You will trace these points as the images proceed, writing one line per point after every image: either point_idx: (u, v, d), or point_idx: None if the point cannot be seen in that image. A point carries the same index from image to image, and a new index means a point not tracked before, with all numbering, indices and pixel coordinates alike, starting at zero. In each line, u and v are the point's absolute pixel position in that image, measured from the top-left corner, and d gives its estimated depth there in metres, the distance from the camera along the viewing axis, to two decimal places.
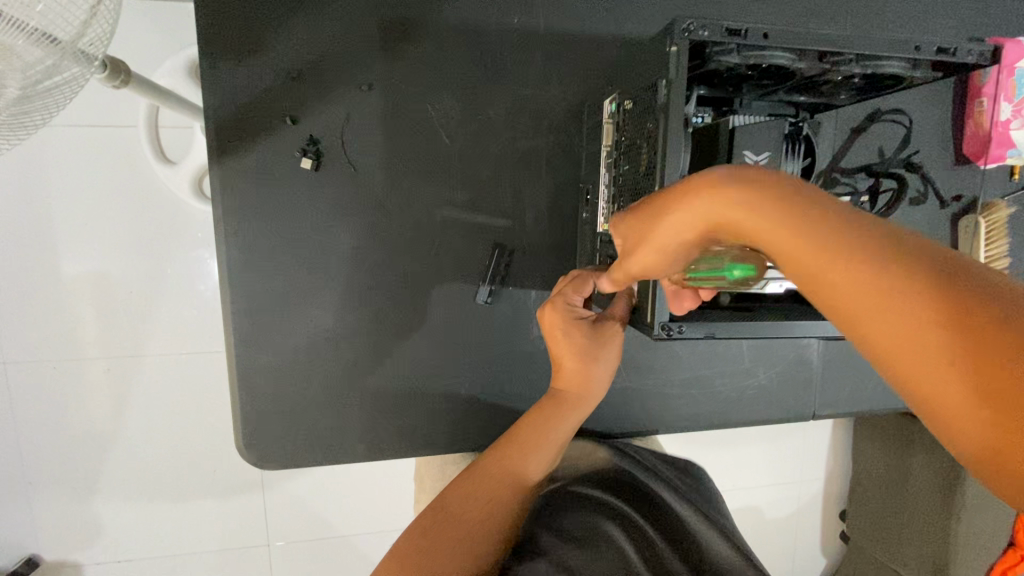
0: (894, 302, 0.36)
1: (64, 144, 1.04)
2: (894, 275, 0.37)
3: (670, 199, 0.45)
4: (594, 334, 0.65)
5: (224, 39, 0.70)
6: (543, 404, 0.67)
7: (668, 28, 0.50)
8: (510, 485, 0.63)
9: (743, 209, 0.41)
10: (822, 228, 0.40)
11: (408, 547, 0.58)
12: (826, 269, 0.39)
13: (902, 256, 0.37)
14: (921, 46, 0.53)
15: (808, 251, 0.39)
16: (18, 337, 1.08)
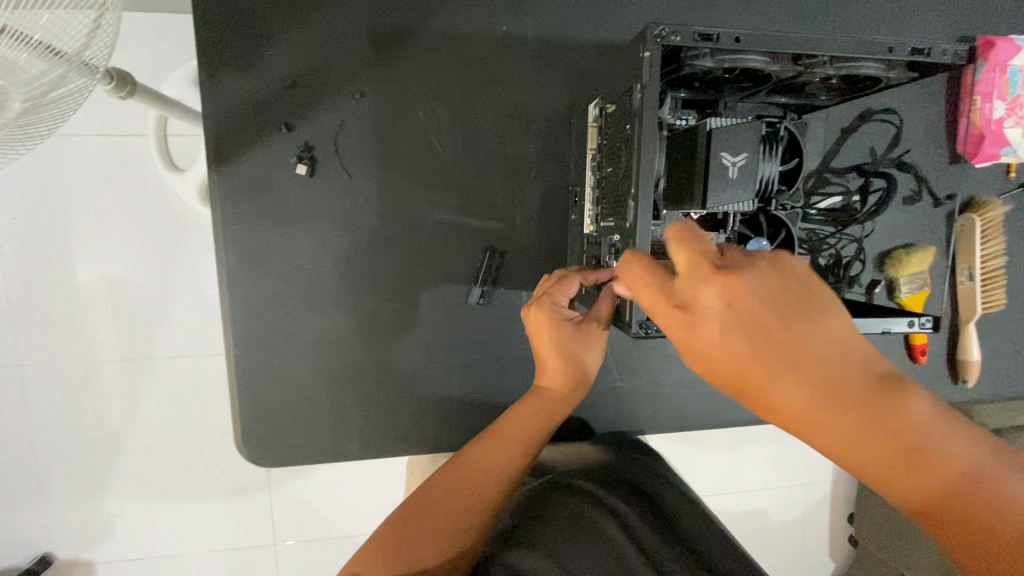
0: (890, 455, 0.41)
1: (76, 154, 1.08)
2: (891, 428, 0.41)
3: (717, 322, 0.43)
4: (579, 335, 0.67)
5: (222, 51, 0.72)
6: (528, 398, 0.71)
7: (641, 34, 0.51)
8: (494, 476, 0.65)
9: (785, 383, 0.42)
10: (836, 378, 0.42)
11: (389, 531, 0.61)
12: (836, 426, 0.42)
13: (897, 407, 0.41)
14: (894, 47, 0.55)
15: (825, 409, 0.42)
16: (32, 340, 1.12)
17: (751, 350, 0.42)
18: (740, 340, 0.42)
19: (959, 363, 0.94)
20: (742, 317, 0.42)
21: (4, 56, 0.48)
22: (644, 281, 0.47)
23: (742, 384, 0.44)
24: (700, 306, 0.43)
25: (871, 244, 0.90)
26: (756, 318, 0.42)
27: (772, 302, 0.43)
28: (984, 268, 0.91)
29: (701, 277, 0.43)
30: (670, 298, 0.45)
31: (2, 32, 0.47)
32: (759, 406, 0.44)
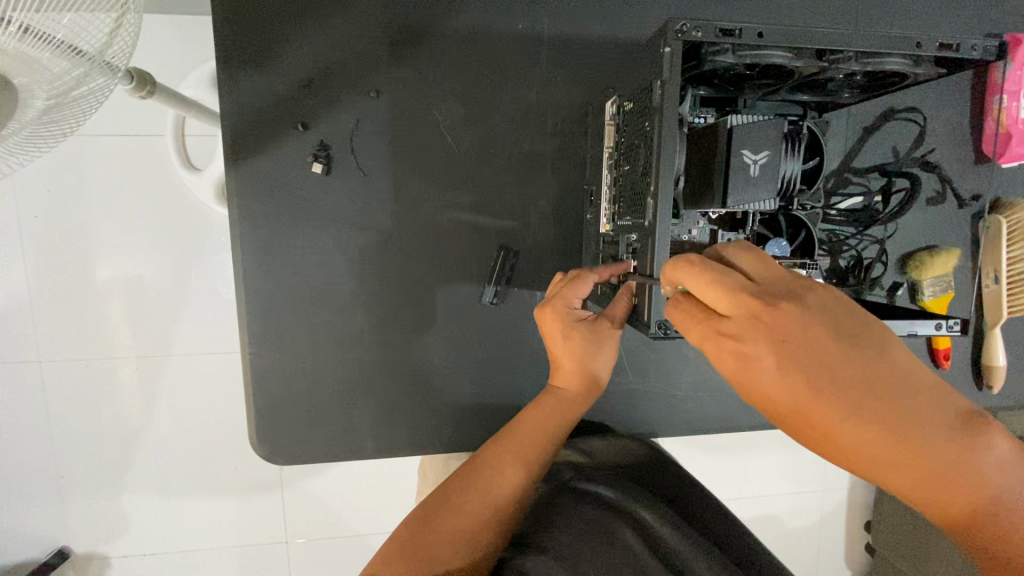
0: (958, 492, 0.42)
1: (97, 153, 1.10)
2: (960, 461, 0.42)
3: (770, 358, 0.45)
4: (593, 335, 0.67)
5: (240, 51, 0.73)
6: (542, 400, 0.70)
7: (661, 30, 0.50)
8: (511, 479, 0.64)
9: (847, 425, 0.43)
10: (899, 414, 0.42)
11: (408, 536, 0.60)
12: (898, 460, 0.42)
13: (967, 444, 0.42)
14: (923, 43, 0.53)
15: (884, 445, 0.42)
16: (52, 337, 1.14)
17: (810, 385, 0.44)
18: (795, 375, 0.44)
19: (984, 367, 0.92)
20: (793, 353, 0.44)
21: (25, 53, 0.48)
22: (694, 316, 0.49)
23: (800, 420, 0.45)
24: (749, 340, 0.46)
25: (893, 246, 0.88)
26: (807, 356, 0.44)
27: (828, 337, 0.44)
28: (1012, 271, 0.88)
29: (749, 315, 0.46)
30: (721, 331, 0.47)
31: (26, 31, 0.47)
32: (815, 440, 0.45)
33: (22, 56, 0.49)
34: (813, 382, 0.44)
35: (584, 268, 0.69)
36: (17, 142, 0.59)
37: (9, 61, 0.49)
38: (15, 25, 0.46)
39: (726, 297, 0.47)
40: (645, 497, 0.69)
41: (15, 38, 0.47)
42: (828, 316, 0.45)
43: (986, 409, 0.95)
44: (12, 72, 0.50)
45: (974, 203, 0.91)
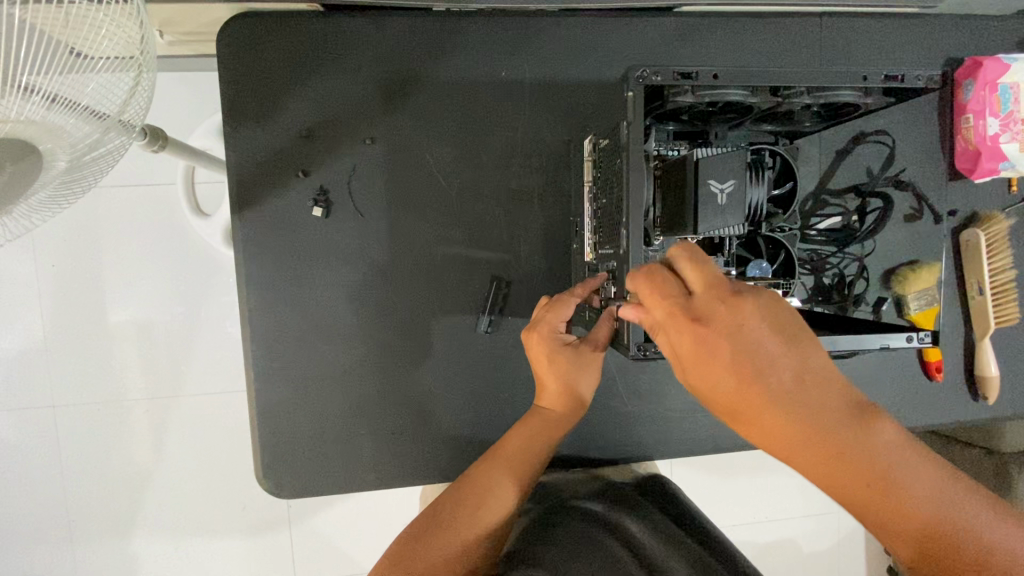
0: (864, 479, 0.45)
1: (113, 205, 1.16)
2: (858, 445, 0.45)
3: (720, 342, 0.47)
4: (577, 358, 0.70)
5: (244, 107, 0.79)
6: (527, 420, 0.73)
7: (624, 76, 0.56)
8: (501, 492, 0.67)
9: (769, 405, 0.46)
10: (825, 411, 0.46)
11: (401, 553, 0.61)
12: (820, 454, 0.46)
13: (882, 438, 0.46)
14: (868, 76, 0.58)
15: (809, 436, 0.46)
16: (67, 381, 1.18)
17: (746, 366, 0.47)
18: (739, 364, 0.47)
19: (978, 380, 0.93)
20: (739, 340, 0.47)
21: (53, 121, 0.54)
22: (656, 294, 0.51)
23: (741, 407, 0.48)
24: (707, 322, 0.48)
25: (874, 262, 0.91)
26: (754, 347, 0.47)
27: (772, 332, 0.47)
28: (994, 282, 0.91)
29: (714, 299, 0.48)
30: (685, 311, 0.49)
31: (53, 100, 0.53)
32: (754, 431, 0.48)
33: (48, 124, 0.54)
34: (748, 368, 0.47)
35: (570, 294, 0.71)
36: (41, 200, 0.64)
37: (38, 130, 0.54)
38: (42, 95, 0.52)
39: (695, 281, 0.50)
40: (629, 515, 0.70)
41: (44, 107, 0.52)
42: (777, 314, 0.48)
43: (982, 420, 0.95)
44: (38, 139, 0.55)
45: (951, 218, 0.93)
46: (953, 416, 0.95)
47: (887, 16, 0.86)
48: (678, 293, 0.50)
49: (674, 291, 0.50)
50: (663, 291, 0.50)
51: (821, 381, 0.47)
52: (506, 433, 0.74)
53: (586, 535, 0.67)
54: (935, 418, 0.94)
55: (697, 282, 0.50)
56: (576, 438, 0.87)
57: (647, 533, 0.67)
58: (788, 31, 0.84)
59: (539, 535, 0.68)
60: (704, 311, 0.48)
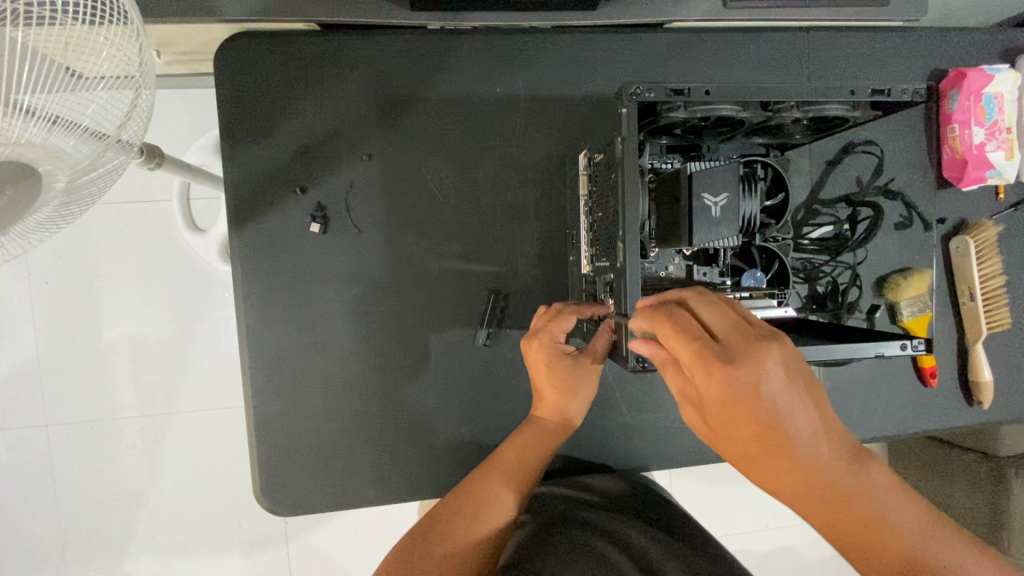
0: (861, 522, 0.51)
1: (109, 222, 1.16)
2: (852, 489, 0.52)
3: (749, 384, 0.50)
4: (574, 369, 0.71)
5: (243, 125, 0.80)
6: (524, 429, 0.74)
7: (619, 93, 0.57)
8: (499, 503, 0.67)
9: (784, 456, 0.51)
10: (820, 466, 0.52)
11: (398, 563, 0.60)
12: (821, 497, 0.52)
13: (869, 480, 0.52)
14: (856, 90, 0.60)
15: (811, 480, 0.52)
16: (61, 399, 1.17)
17: (766, 414, 0.51)
18: (757, 412, 0.50)
19: (972, 384, 0.94)
20: (757, 387, 0.50)
21: (54, 143, 0.54)
22: (676, 338, 0.52)
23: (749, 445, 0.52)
24: (737, 363, 0.50)
25: (867, 269, 0.92)
26: (773, 397, 0.50)
27: (788, 383, 0.51)
28: (983, 288, 0.93)
29: (737, 342, 0.52)
30: (713, 353, 0.51)
31: (53, 122, 0.53)
32: (762, 471, 0.53)
33: (49, 145, 0.54)
34: (766, 417, 0.51)
35: (566, 305, 0.72)
36: (40, 220, 0.64)
37: (38, 152, 0.54)
38: (43, 117, 0.52)
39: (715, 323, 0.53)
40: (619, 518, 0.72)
41: (45, 129, 0.52)
42: (792, 363, 0.51)
43: (976, 425, 0.96)
44: (38, 160, 0.55)
45: (941, 226, 0.95)
46: (948, 421, 0.95)
47: (872, 30, 0.88)
48: (700, 336, 0.52)
49: (696, 334, 0.52)
50: (691, 331, 0.52)
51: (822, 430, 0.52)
52: (503, 442, 0.75)
53: (583, 543, 0.67)
54: (930, 423, 0.95)
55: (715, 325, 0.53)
56: (575, 450, 0.87)
57: (638, 535, 0.69)
58: (776, 44, 0.86)
59: (534, 537, 0.69)
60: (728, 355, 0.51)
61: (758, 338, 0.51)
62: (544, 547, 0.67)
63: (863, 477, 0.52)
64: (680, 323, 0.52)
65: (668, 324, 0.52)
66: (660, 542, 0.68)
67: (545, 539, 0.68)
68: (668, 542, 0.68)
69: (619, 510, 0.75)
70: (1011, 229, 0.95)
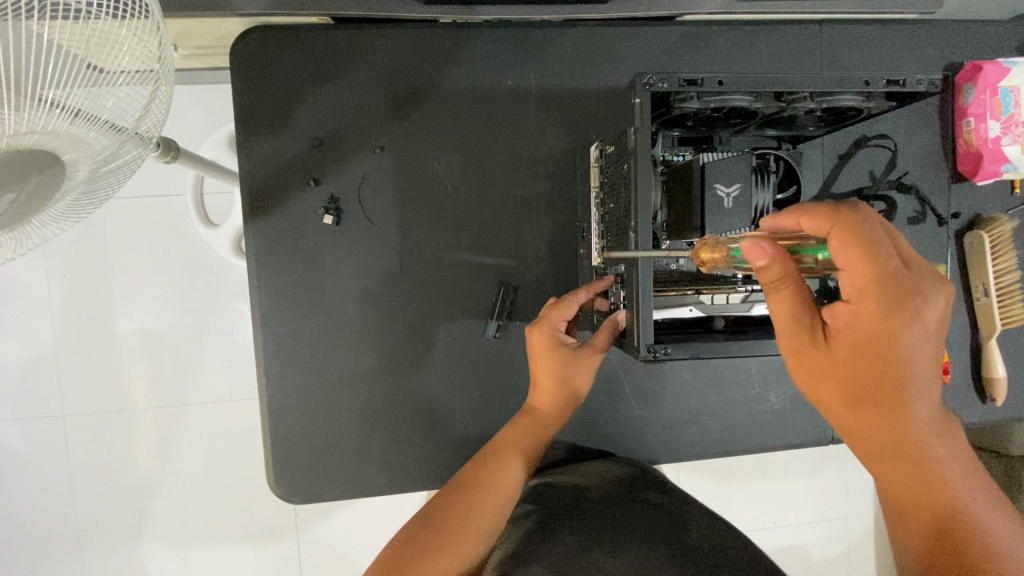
0: (925, 470, 0.54)
1: (125, 216, 1.18)
2: (934, 442, 0.53)
3: (905, 320, 0.50)
4: (572, 362, 0.72)
5: (258, 118, 0.81)
6: (520, 420, 0.74)
7: (632, 83, 0.58)
8: (495, 492, 0.67)
9: (889, 391, 0.52)
10: (917, 410, 0.53)
11: (393, 556, 0.62)
12: (903, 439, 0.53)
13: (949, 442, 0.54)
14: (870, 80, 0.60)
15: (906, 424, 0.53)
16: (79, 390, 1.19)
17: (901, 352, 0.51)
18: (898, 346, 0.50)
19: (985, 380, 0.93)
20: (914, 324, 0.50)
21: (76, 134, 0.56)
22: (860, 252, 0.49)
23: (868, 381, 0.52)
24: (909, 298, 0.49)
25: None
26: (919, 337, 0.50)
27: (938, 328, 0.51)
28: (999, 283, 0.91)
29: (914, 275, 0.50)
30: (892, 280, 0.49)
31: (76, 114, 0.55)
32: (860, 399, 0.53)
33: (70, 136, 0.55)
34: (898, 355, 0.51)
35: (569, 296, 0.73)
36: (61, 211, 0.65)
37: (61, 142, 0.55)
38: (66, 110, 0.53)
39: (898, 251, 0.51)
40: (611, 507, 0.75)
41: (67, 121, 0.54)
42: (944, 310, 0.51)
43: (990, 422, 0.95)
44: (62, 150, 0.56)
45: (955, 220, 0.94)
46: (961, 417, 0.95)
47: (887, 23, 0.88)
48: (890, 258, 0.49)
49: (886, 256, 0.49)
50: (882, 253, 0.49)
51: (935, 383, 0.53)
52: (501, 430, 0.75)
53: (588, 546, 0.68)
54: None
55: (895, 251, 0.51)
56: (584, 442, 0.87)
57: (628, 528, 0.71)
58: (789, 38, 0.85)
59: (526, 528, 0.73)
60: (902, 286, 0.49)
61: (931, 277, 0.51)
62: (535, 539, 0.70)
63: (943, 437, 0.54)
64: (872, 239, 0.49)
65: (849, 233, 0.49)
66: (648, 536, 0.69)
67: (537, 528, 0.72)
68: (656, 536, 0.69)
69: (614, 496, 0.77)
70: None
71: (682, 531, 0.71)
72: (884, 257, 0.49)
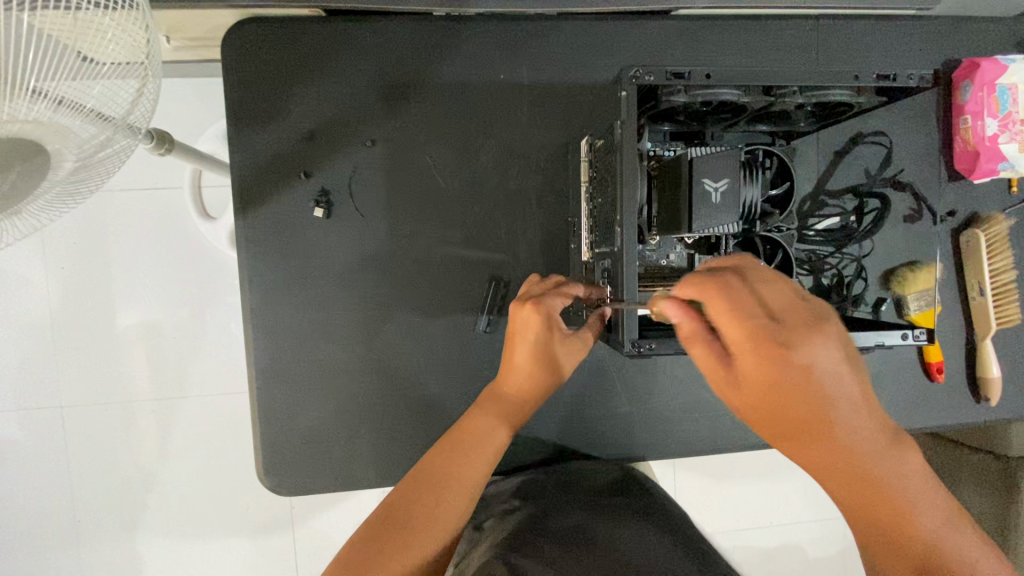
0: (886, 509, 0.50)
1: (123, 209, 1.18)
2: (887, 475, 0.50)
3: (806, 363, 0.49)
4: (562, 344, 0.70)
5: (249, 110, 0.81)
6: (494, 405, 0.71)
7: (619, 76, 0.58)
8: (461, 485, 0.64)
9: (819, 432, 0.50)
10: (859, 446, 0.50)
11: (356, 552, 0.58)
12: (849, 477, 0.50)
13: (905, 473, 0.51)
14: (860, 75, 0.60)
15: (842, 464, 0.50)
16: (76, 381, 1.20)
17: (817, 392, 0.49)
18: (810, 389, 0.49)
19: (979, 381, 0.93)
20: (818, 365, 0.49)
21: (61, 123, 0.55)
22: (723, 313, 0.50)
23: (793, 425, 0.50)
24: (793, 346, 0.49)
25: (873, 262, 0.91)
26: (825, 377, 0.49)
27: (842, 360, 0.50)
28: (995, 283, 0.91)
29: (791, 321, 0.50)
30: (761, 333, 0.49)
31: (60, 102, 0.54)
32: (790, 444, 0.51)
33: (55, 126, 0.55)
34: (817, 398, 0.49)
35: (562, 277, 0.77)
36: (48, 200, 0.65)
37: (45, 130, 0.55)
38: (50, 98, 0.53)
39: (774, 302, 0.51)
40: (595, 504, 0.76)
41: (51, 110, 0.54)
42: (843, 342, 0.51)
43: (984, 423, 0.95)
44: (46, 139, 0.56)
45: (951, 219, 0.93)
46: (955, 418, 0.94)
47: (884, 19, 0.87)
48: (754, 316, 0.49)
49: (751, 311, 0.50)
50: (744, 311, 0.49)
51: (865, 412, 0.50)
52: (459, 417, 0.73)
53: (565, 538, 0.69)
54: (936, 419, 0.94)
55: (761, 303, 0.51)
56: (574, 438, 0.87)
57: (608, 524, 0.72)
58: (785, 34, 0.85)
59: (510, 520, 0.74)
60: (786, 333, 0.49)
61: (802, 317, 0.51)
62: (516, 530, 0.71)
63: (897, 467, 0.51)
64: (726, 298, 0.50)
65: (721, 296, 0.50)
66: (627, 531, 0.70)
67: (518, 521, 0.73)
68: (635, 532, 0.70)
69: (598, 496, 0.78)
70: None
71: (661, 530, 0.71)
72: (744, 313, 0.49)
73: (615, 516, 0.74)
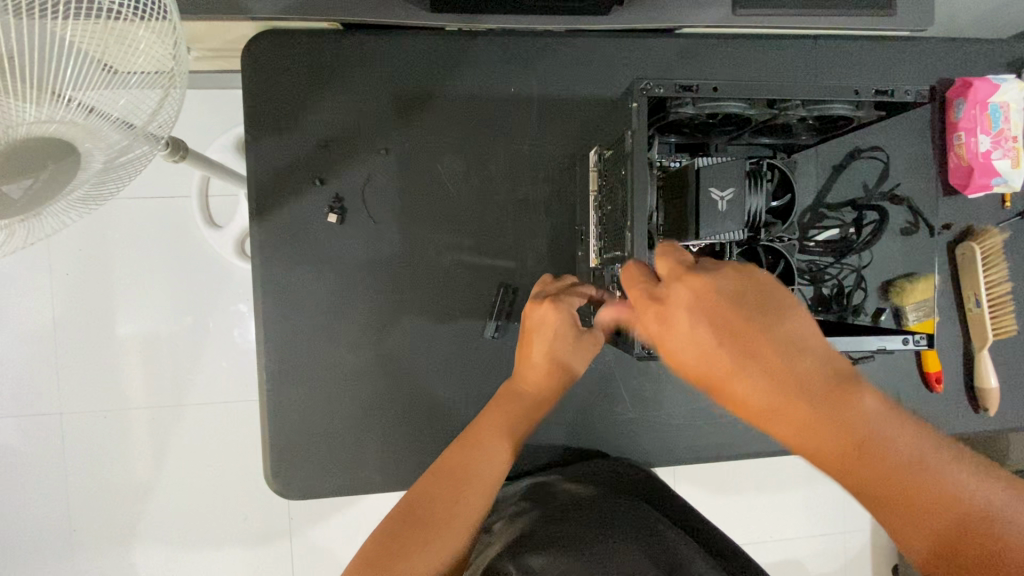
0: (847, 449, 0.46)
1: (131, 217, 1.20)
2: (838, 412, 0.46)
3: (688, 314, 0.50)
4: (575, 341, 0.72)
5: (266, 118, 0.83)
6: (506, 403, 0.73)
7: (629, 88, 0.60)
8: (479, 482, 0.66)
9: (740, 376, 0.48)
10: (794, 387, 0.47)
11: (375, 552, 0.59)
12: (800, 422, 0.47)
13: (856, 407, 0.46)
14: (860, 90, 0.63)
15: (779, 407, 0.47)
16: (77, 387, 1.20)
17: (717, 339, 0.49)
18: (708, 336, 0.49)
19: (978, 391, 0.94)
20: (702, 314, 0.50)
21: (90, 129, 0.57)
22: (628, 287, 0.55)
23: (716, 377, 0.49)
24: (671, 301, 0.51)
25: (873, 273, 0.93)
26: (718, 322, 0.49)
27: (736, 304, 0.50)
28: (989, 295, 0.94)
29: (675, 278, 0.52)
30: (648, 297, 0.53)
31: (90, 110, 0.56)
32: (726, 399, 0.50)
33: (85, 130, 0.57)
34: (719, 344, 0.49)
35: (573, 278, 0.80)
36: (70, 202, 0.67)
37: (76, 130, 0.56)
38: (81, 107, 0.55)
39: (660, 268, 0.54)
40: (609, 504, 0.76)
41: (82, 116, 0.56)
42: (738, 288, 0.51)
43: (984, 432, 0.96)
44: (78, 138, 0.58)
45: (947, 232, 0.96)
46: (956, 427, 0.96)
47: (879, 39, 0.90)
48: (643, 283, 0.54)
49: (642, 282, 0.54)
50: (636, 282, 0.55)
51: (788, 350, 0.48)
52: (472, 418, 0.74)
53: (576, 536, 0.69)
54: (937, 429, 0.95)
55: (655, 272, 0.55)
56: (580, 443, 0.88)
57: (621, 524, 0.72)
58: (784, 51, 0.88)
59: (520, 525, 0.74)
60: (668, 292, 0.52)
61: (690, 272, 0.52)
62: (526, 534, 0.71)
63: (846, 400, 0.47)
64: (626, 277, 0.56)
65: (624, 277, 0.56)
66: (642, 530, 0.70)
67: (530, 526, 0.73)
68: (650, 531, 0.70)
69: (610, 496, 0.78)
70: (1017, 235, 0.96)
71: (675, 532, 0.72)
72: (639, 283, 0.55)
73: (628, 515, 0.74)
